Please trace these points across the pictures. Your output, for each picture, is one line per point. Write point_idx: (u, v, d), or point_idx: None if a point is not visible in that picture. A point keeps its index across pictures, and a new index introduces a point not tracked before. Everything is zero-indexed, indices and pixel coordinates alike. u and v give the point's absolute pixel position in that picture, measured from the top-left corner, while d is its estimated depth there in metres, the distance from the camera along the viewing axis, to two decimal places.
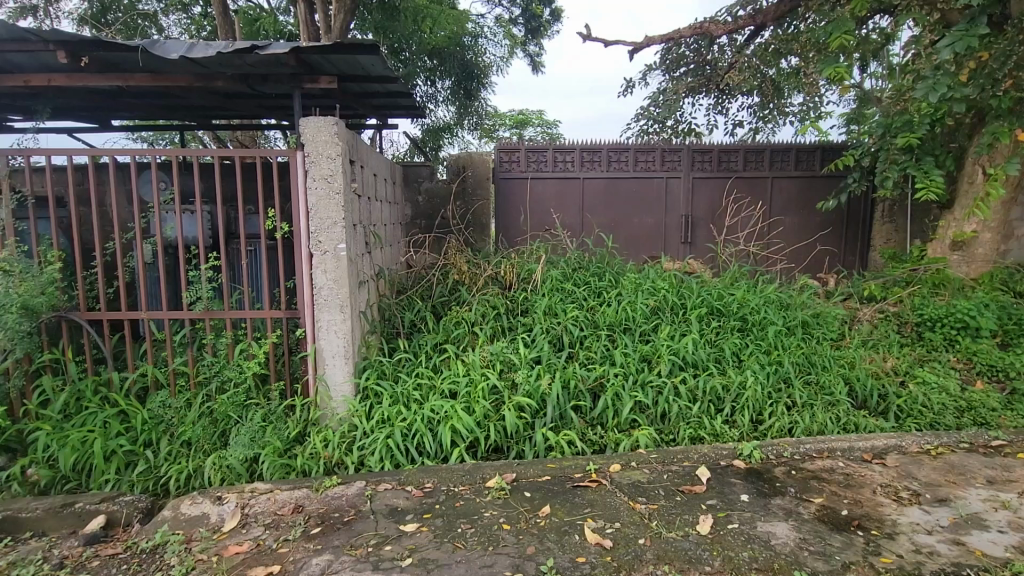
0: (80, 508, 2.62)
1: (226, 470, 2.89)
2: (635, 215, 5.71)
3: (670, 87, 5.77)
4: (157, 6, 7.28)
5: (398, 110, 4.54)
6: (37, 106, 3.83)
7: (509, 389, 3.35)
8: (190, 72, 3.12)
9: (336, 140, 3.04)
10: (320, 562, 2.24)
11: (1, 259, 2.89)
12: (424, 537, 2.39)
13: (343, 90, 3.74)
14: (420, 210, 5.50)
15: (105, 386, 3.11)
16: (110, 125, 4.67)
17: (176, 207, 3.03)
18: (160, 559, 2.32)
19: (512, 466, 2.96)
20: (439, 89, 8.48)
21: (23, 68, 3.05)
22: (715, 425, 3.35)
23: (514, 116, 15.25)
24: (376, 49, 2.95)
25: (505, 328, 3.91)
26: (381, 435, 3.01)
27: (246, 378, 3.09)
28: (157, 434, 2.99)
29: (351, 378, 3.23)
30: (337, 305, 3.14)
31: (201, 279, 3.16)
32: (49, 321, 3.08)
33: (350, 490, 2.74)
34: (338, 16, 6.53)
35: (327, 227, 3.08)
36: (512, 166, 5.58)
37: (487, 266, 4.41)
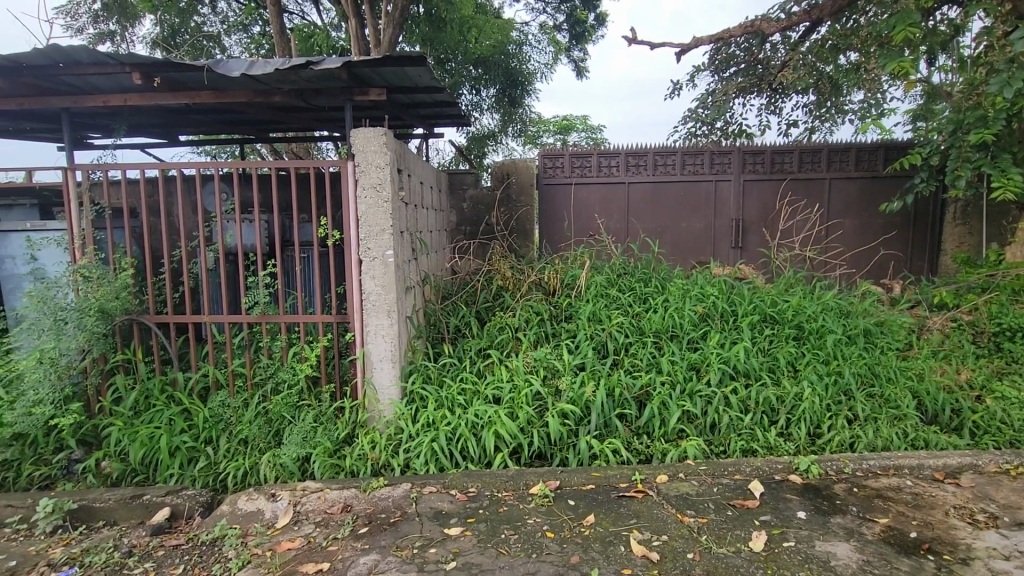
0: (148, 500, 2.79)
1: (280, 468, 3.00)
2: (683, 220, 5.57)
3: (720, 88, 5.60)
4: (219, 27, 7.76)
5: (444, 119, 4.63)
6: (115, 124, 4.14)
7: (553, 395, 3.32)
8: (251, 89, 3.29)
9: (384, 150, 3.12)
10: (368, 561, 2.28)
11: (81, 266, 3.13)
12: (468, 541, 2.40)
13: (391, 101, 3.85)
14: (465, 217, 5.51)
15: (171, 385, 3.30)
16: (178, 140, 4.98)
17: (237, 216, 3.19)
18: (218, 552, 2.44)
19: (557, 473, 2.93)
20: (484, 97, 8.64)
21: (102, 89, 3.30)
22: (769, 438, 3.21)
23: (558, 122, 15.23)
24: (424, 62, 3.02)
25: (549, 334, 3.88)
26: (426, 438, 3.05)
27: (299, 380, 3.21)
28: (217, 432, 3.14)
29: (398, 382, 3.29)
30: (384, 310, 3.21)
31: (258, 285, 3.31)
32: (124, 325, 3.31)
33: (396, 492, 2.79)
34: (387, 30, 6.75)
35: (375, 235, 3.17)
36: (556, 171, 5.57)
37: (531, 271, 4.40)
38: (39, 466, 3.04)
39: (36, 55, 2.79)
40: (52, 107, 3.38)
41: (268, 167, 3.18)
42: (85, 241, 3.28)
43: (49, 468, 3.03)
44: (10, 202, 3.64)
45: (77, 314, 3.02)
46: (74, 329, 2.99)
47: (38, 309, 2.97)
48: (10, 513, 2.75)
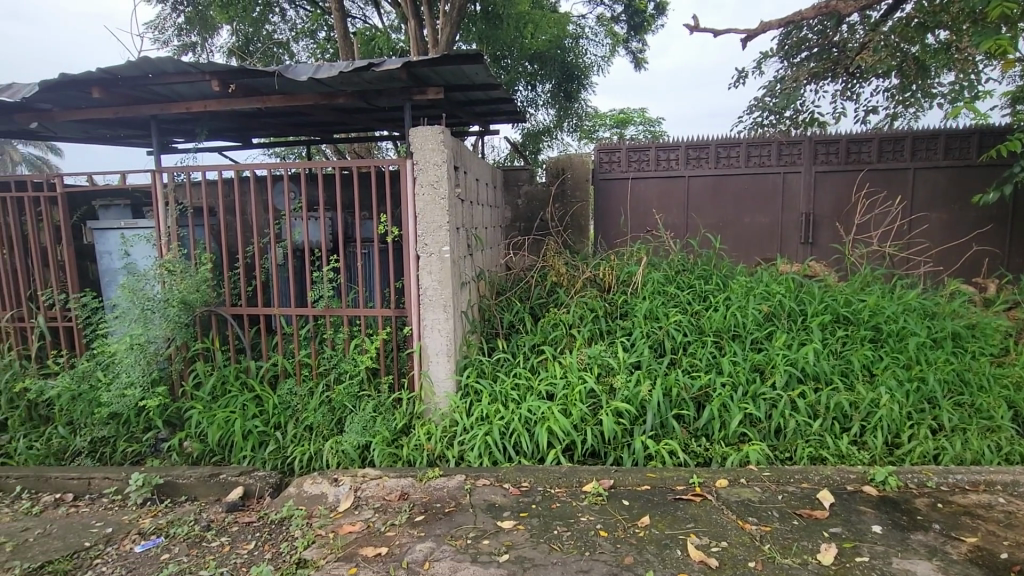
0: (223, 479, 3.00)
1: (342, 455, 3.14)
2: (747, 215, 5.32)
3: (790, 74, 5.30)
4: (288, 34, 8.17)
5: (500, 116, 4.65)
6: (197, 129, 4.46)
7: (607, 393, 3.27)
8: (316, 91, 3.44)
9: (441, 148, 3.18)
10: (423, 549, 2.35)
11: (166, 261, 3.41)
12: (520, 535, 2.42)
13: (448, 99, 3.91)
14: (520, 213, 5.50)
15: (245, 372, 3.52)
16: (251, 142, 5.29)
17: (303, 214, 3.37)
18: (286, 531, 2.59)
19: (610, 472, 2.88)
20: (540, 92, 8.56)
21: (185, 96, 3.56)
22: (840, 446, 3.02)
23: (615, 116, 14.95)
24: (480, 59, 3.05)
25: (603, 331, 3.82)
26: (480, 432, 3.09)
27: (360, 371, 3.33)
28: (285, 418, 3.32)
29: (453, 375, 3.35)
30: (440, 305, 3.28)
31: (323, 279, 3.48)
32: (204, 317, 3.57)
33: (451, 483, 2.85)
34: (445, 29, 6.86)
35: (433, 231, 3.24)
36: (612, 166, 5.45)
37: (586, 268, 4.36)
38: (132, 443, 3.35)
39: (130, 67, 3.05)
40: (143, 115, 3.69)
41: (332, 167, 3.33)
42: (170, 238, 3.56)
43: (140, 445, 3.34)
44: (108, 202, 3.98)
45: (163, 304, 3.29)
46: (161, 318, 3.27)
47: (129, 299, 3.25)
48: (108, 485, 3.05)
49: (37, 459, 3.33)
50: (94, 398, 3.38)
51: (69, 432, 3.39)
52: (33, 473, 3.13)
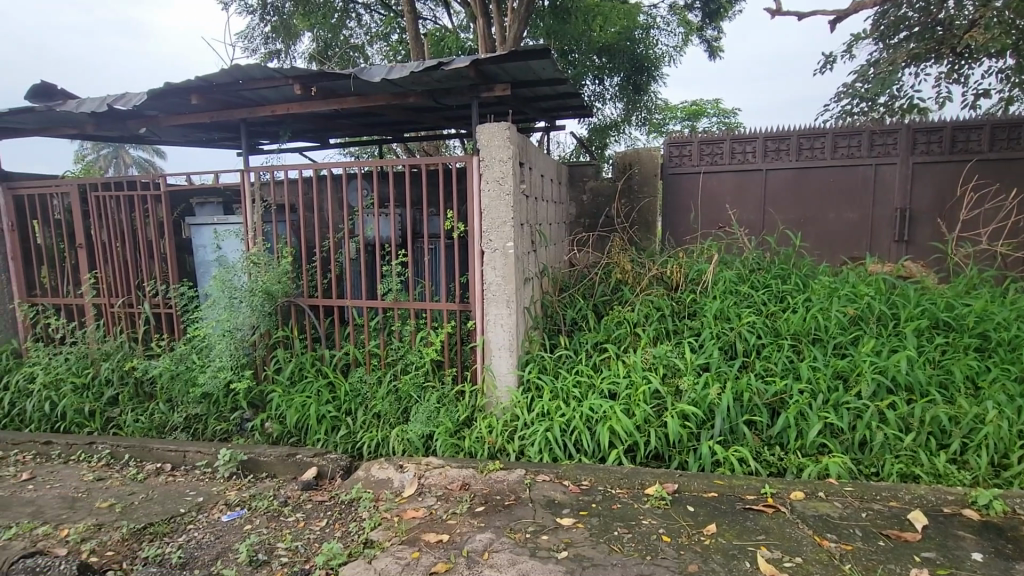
0: (299, 459, 3.20)
1: (407, 443, 3.25)
2: (831, 210, 4.95)
3: (886, 57, 4.86)
4: (364, 38, 8.50)
5: (567, 111, 4.60)
6: (280, 131, 4.77)
7: (673, 395, 3.16)
8: (389, 92, 3.58)
9: (507, 144, 3.21)
10: (483, 538, 2.39)
11: (252, 254, 3.68)
12: (580, 533, 2.40)
13: (515, 96, 3.93)
14: (585, 209, 5.42)
15: (320, 360, 3.73)
16: (328, 142, 5.58)
17: (375, 210, 3.53)
18: (355, 511, 2.73)
19: (675, 476, 2.80)
20: (608, 87, 8.32)
21: (270, 100, 3.81)
22: (935, 464, 2.74)
23: (686, 108, 14.38)
24: (548, 54, 3.04)
25: (670, 330, 3.70)
26: (541, 427, 3.09)
27: (425, 362, 3.44)
28: (355, 404, 3.49)
29: (515, 370, 3.37)
30: (504, 300, 3.31)
31: (392, 273, 3.62)
32: (284, 307, 3.83)
33: (511, 476, 2.87)
34: (513, 26, 6.90)
35: (497, 227, 3.27)
36: (682, 160, 5.25)
37: (652, 265, 4.23)
38: (220, 422, 3.65)
39: (223, 74, 3.30)
40: (234, 118, 3.99)
41: (403, 164, 3.46)
42: (256, 233, 3.83)
43: (228, 423, 3.63)
44: (202, 199, 4.35)
45: (248, 293, 3.56)
46: (246, 307, 3.55)
47: (220, 289, 3.56)
48: (200, 458, 3.35)
49: (142, 431, 3.71)
50: (189, 378, 3.71)
51: (168, 409, 3.75)
52: (138, 443, 3.50)
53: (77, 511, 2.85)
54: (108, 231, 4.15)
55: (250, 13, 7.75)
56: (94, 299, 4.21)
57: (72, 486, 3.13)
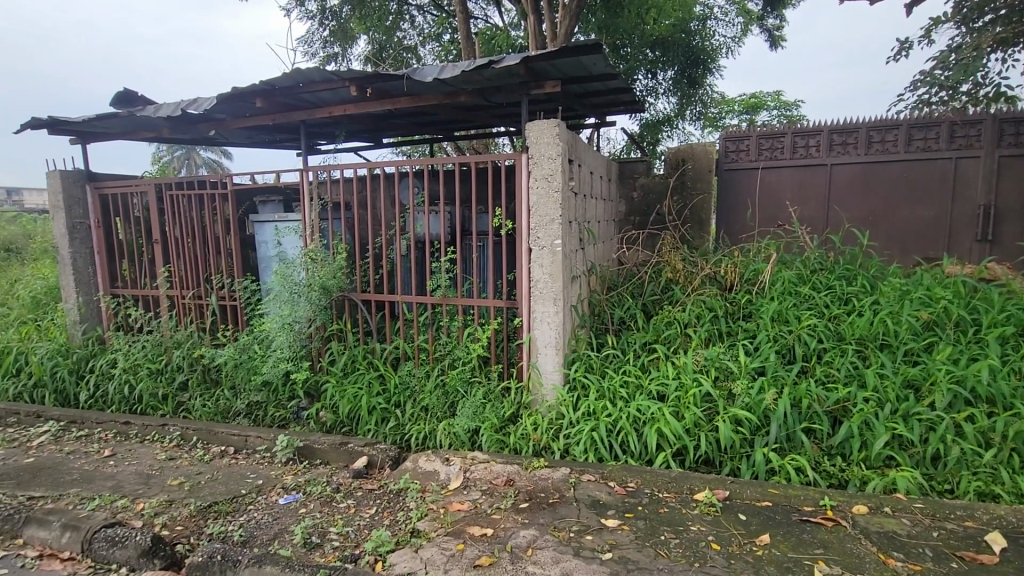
0: (351, 448, 3.32)
1: (454, 436, 3.31)
2: (904, 207, 4.63)
3: (970, 42, 4.47)
4: (417, 39, 8.67)
5: (617, 107, 4.52)
6: (337, 131, 4.95)
7: (725, 399, 3.05)
8: (440, 91, 3.64)
9: (557, 141, 3.19)
10: (527, 535, 2.40)
11: (310, 251, 3.85)
12: (625, 536, 2.36)
13: (565, 93, 3.90)
14: (635, 207, 5.29)
15: (371, 353, 3.86)
16: (382, 142, 5.74)
17: (425, 208, 3.61)
18: (402, 501, 2.81)
19: (726, 482, 2.70)
20: (662, 80, 8.16)
21: (328, 102, 3.97)
22: (1019, 483, 2.52)
23: (744, 101, 13.80)
24: (599, 49, 3.00)
25: (723, 332, 3.57)
26: (587, 427, 3.06)
27: (472, 358, 3.48)
28: (403, 397, 3.59)
29: (561, 368, 3.35)
30: (551, 297, 3.30)
31: (441, 270, 3.69)
32: (339, 301, 3.98)
33: (556, 475, 2.87)
34: (564, 22, 6.83)
35: (545, 224, 3.26)
36: (739, 155, 5.05)
37: (705, 264, 4.10)
38: (279, 409, 3.85)
39: (285, 78, 3.46)
40: (295, 120, 4.17)
41: (453, 162, 3.51)
42: (313, 230, 4.00)
43: (286, 411, 3.82)
44: (265, 198, 4.57)
45: (306, 288, 3.74)
46: (304, 300, 3.73)
47: (281, 284, 3.76)
48: (260, 442, 3.54)
49: (208, 416, 3.96)
50: (251, 367, 3.94)
51: (232, 395, 3.98)
52: (205, 427, 3.73)
53: (152, 487, 3.08)
54: (181, 228, 4.45)
55: (310, 18, 8.08)
56: (168, 291, 4.53)
57: (147, 464, 3.39)
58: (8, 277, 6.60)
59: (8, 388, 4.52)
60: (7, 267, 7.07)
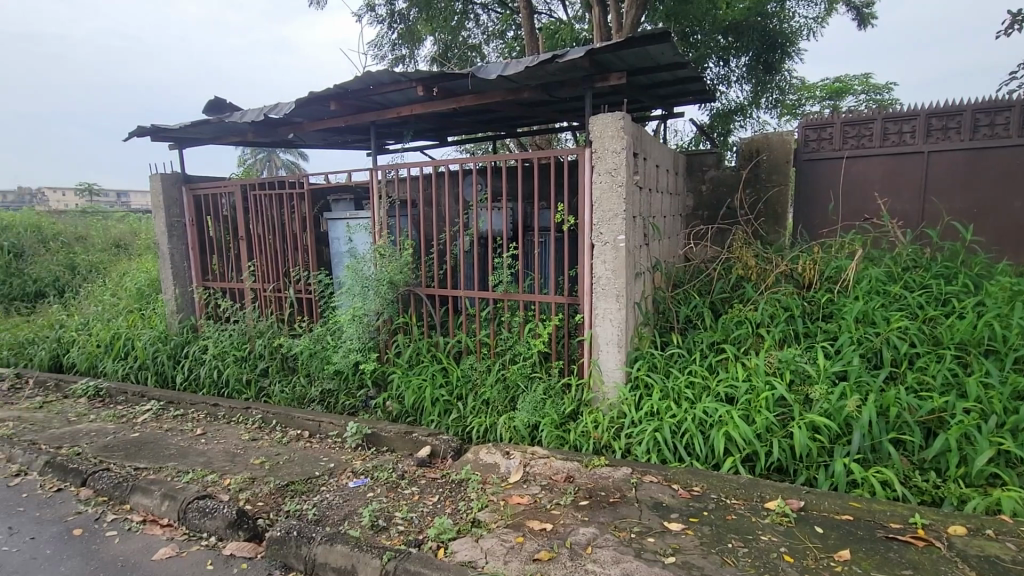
0: (416, 437, 3.44)
1: (514, 431, 3.33)
2: (1016, 198, 4.16)
3: None
4: (481, 37, 8.77)
5: (686, 97, 4.36)
6: (404, 130, 5.11)
7: (801, 404, 2.87)
8: (504, 88, 3.66)
9: (621, 134, 3.12)
10: (587, 532, 2.38)
11: (379, 247, 4.02)
12: (690, 540, 2.29)
13: (630, 84, 3.80)
14: (703, 201, 5.07)
15: (435, 346, 3.97)
16: (446, 140, 5.87)
17: (489, 204, 3.65)
18: (464, 491, 2.87)
19: (801, 492, 2.55)
20: (735, 68, 7.71)
21: (397, 103, 4.10)
22: None
23: (826, 86, 12.84)
24: (667, 38, 2.90)
25: (799, 333, 3.35)
26: (649, 427, 2.99)
27: (532, 354, 3.50)
28: (465, 390, 3.66)
29: (623, 366, 3.29)
30: (613, 294, 3.24)
31: (503, 265, 3.72)
32: (405, 295, 4.12)
33: (617, 474, 2.83)
34: (630, 12, 6.64)
35: (609, 219, 3.21)
36: (821, 144, 4.71)
37: (780, 261, 3.87)
38: (349, 397, 4.05)
39: (357, 81, 3.61)
40: (365, 121, 4.35)
41: (515, 158, 3.52)
42: (382, 227, 4.17)
43: (355, 399, 4.02)
44: (338, 196, 4.79)
45: (376, 282, 3.91)
46: (373, 294, 3.90)
47: (353, 277, 3.96)
48: (332, 428, 3.75)
49: (286, 401, 4.24)
50: (324, 357, 4.18)
51: (307, 382, 4.24)
52: (283, 411, 4.00)
53: (237, 464, 3.35)
54: (264, 225, 4.78)
55: (380, 22, 8.38)
56: (252, 284, 4.89)
57: (233, 443, 3.69)
58: (117, 270, 7.38)
59: (118, 369, 5.06)
60: (116, 261, 7.91)
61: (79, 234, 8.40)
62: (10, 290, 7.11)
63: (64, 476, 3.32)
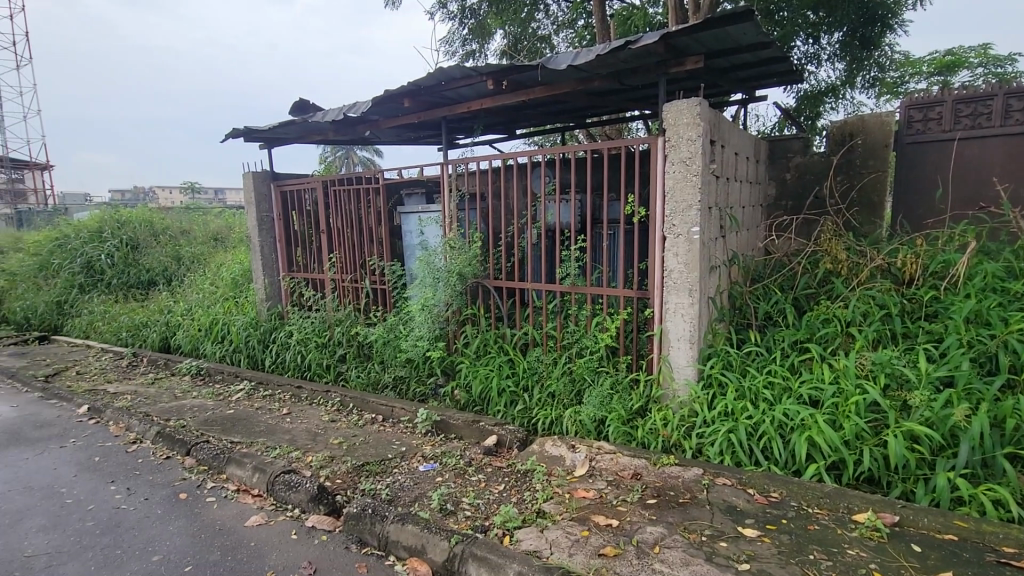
0: (482, 426, 3.52)
1: (580, 424, 3.32)
2: None
3: None
4: (551, 28, 8.59)
5: (769, 79, 4.09)
6: (474, 125, 5.20)
7: (897, 411, 2.62)
8: (574, 78, 3.62)
9: (697, 122, 2.99)
10: (654, 532, 2.33)
11: (450, 239, 4.13)
12: (766, 548, 2.17)
13: (708, 68, 3.62)
14: (787, 189, 4.74)
15: (502, 338, 4.02)
16: (515, 134, 5.90)
17: (557, 196, 3.63)
18: (529, 481, 2.90)
19: (896, 507, 2.34)
20: (825, 45, 7.17)
21: (467, 97, 4.18)
22: None
23: (935, 60, 11.54)
24: (749, 17, 2.73)
25: (897, 333, 3.07)
26: (723, 428, 2.87)
27: (599, 348, 3.46)
28: (531, 382, 3.69)
29: (695, 363, 3.17)
30: (685, 288, 3.12)
31: (570, 258, 3.70)
32: (473, 287, 4.22)
33: (687, 474, 2.74)
34: None
35: (682, 211, 3.09)
36: (927, 125, 4.26)
37: (876, 254, 3.54)
38: (420, 385, 4.21)
39: (429, 78, 3.72)
40: (437, 117, 4.47)
41: (585, 149, 3.47)
42: (452, 220, 4.27)
43: (425, 387, 4.16)
44: (410, 191, 4.95)
45: (446, 274, 4.03)
46: (444, 285, 4.03)
47: (425, 269, 4.12)
48: (404, 413, 3.93)
49: (362, 386, 4.47)
50: (397, 345, 4.37)
51: (381, 369, 4.45)
52: (359, 396, 4.23)
53: (319, 443, 3.59)
54: (343, 219, 5.06)
55: (451, 19, 8.54)
56: (332, 275, 5.20)
57: (315, 423, 3.96)
58: (216, 261, 8.11)
59: (216, 352, 5.57)
60: (214, 253, 8.70)
61: (184, 228, 9.28)
62: (128, 279, 8.04)
63: (172, 446, 3.72)
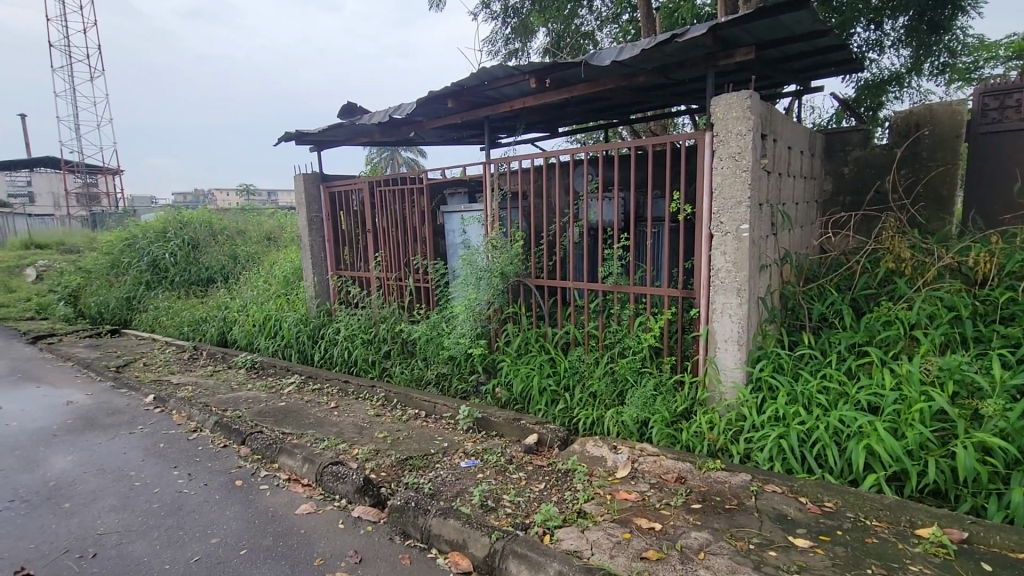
0: (523, 424, 3.53)
1: (621, 425, 3.27)
2: None
3: None
4: (595, 23, 8.46)
5: (825, 69, 3.89)
6: (516, 124, 5.21)
7: (967, 421, 2.44)
8: (618, 74, 3.56)
9: (747, 115, 2.88)
10: (699, 537, 2.27)
11: (492, 239, 4.15)
12: (819, 560, 2.07)
13: (759, 59, 3.48)
14: (845, 184, 4.50)
15: (544, 337, 4.02)
16: (557, 132, 5.87)
17: (600, 194, 3.59)
18: (569, 481, 2.89)
19: (965, 522, 2.18)
20: (888, 31, 6.76)
21: (510, 96, 4.19)
22: None
23: (1014, 42, 10.65)
24: (804, 4, 2.61)
25: (967, 337, 2.86)
26: (774, 433, 2.75)
27: (643, 348, 3.40)
28: (573, 381, 3.66)
29: (743, 365, 3.06)
30: (733, 288, 3.02)
31: (613, 257, 3.65)
32: (514, 286, 4.24)
33: (734, 480, 2.66)
34: None
35: (731, 208, 2.98)
36: (1005, 113, 3.93)
37: (944, 252, 3.31)
38: (461, 381, 4.26)
39: (472, 78, 3.75)
40: (480, 117, 4.51)
41: (628, 146, 3.41)
42: (494, 220, 4.29)
43: (467, 384, 4.21)
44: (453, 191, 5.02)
45: (489, 273, 4.07)
46: (487, 284, 4.07)
47: (467, 268, 4.17)
48: (446, 410, 3.99)
49: (405, 381, 4.57)
50: (439, 342, 4.45)
51: (424, 365, 4.53)
52: (403, 392, 4.32)
53: (364, 436, 3.70)
54: (388, 218, 5.18)
55: (493, 19, 8.57)
56: (378, 274, 5.33)
57: (361, 417, 4.08)
58: (269, 260, 8.49)
59: (269, 346, 5.83)
60: (267, 252, 9.10)
61: (240, 228, 9.76)
62: (190, 276, 8.54)
63: (229, 434, 3.92)
